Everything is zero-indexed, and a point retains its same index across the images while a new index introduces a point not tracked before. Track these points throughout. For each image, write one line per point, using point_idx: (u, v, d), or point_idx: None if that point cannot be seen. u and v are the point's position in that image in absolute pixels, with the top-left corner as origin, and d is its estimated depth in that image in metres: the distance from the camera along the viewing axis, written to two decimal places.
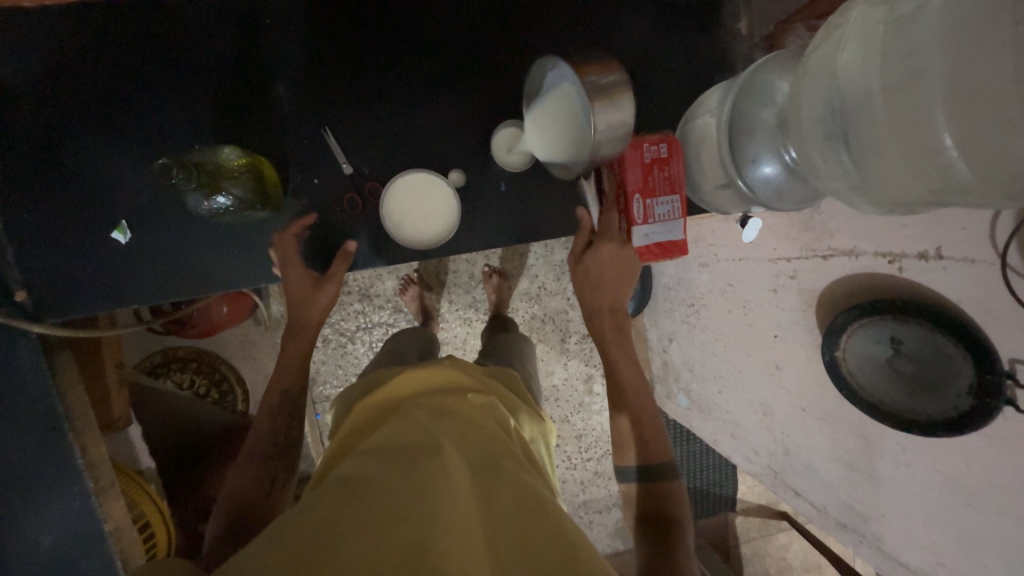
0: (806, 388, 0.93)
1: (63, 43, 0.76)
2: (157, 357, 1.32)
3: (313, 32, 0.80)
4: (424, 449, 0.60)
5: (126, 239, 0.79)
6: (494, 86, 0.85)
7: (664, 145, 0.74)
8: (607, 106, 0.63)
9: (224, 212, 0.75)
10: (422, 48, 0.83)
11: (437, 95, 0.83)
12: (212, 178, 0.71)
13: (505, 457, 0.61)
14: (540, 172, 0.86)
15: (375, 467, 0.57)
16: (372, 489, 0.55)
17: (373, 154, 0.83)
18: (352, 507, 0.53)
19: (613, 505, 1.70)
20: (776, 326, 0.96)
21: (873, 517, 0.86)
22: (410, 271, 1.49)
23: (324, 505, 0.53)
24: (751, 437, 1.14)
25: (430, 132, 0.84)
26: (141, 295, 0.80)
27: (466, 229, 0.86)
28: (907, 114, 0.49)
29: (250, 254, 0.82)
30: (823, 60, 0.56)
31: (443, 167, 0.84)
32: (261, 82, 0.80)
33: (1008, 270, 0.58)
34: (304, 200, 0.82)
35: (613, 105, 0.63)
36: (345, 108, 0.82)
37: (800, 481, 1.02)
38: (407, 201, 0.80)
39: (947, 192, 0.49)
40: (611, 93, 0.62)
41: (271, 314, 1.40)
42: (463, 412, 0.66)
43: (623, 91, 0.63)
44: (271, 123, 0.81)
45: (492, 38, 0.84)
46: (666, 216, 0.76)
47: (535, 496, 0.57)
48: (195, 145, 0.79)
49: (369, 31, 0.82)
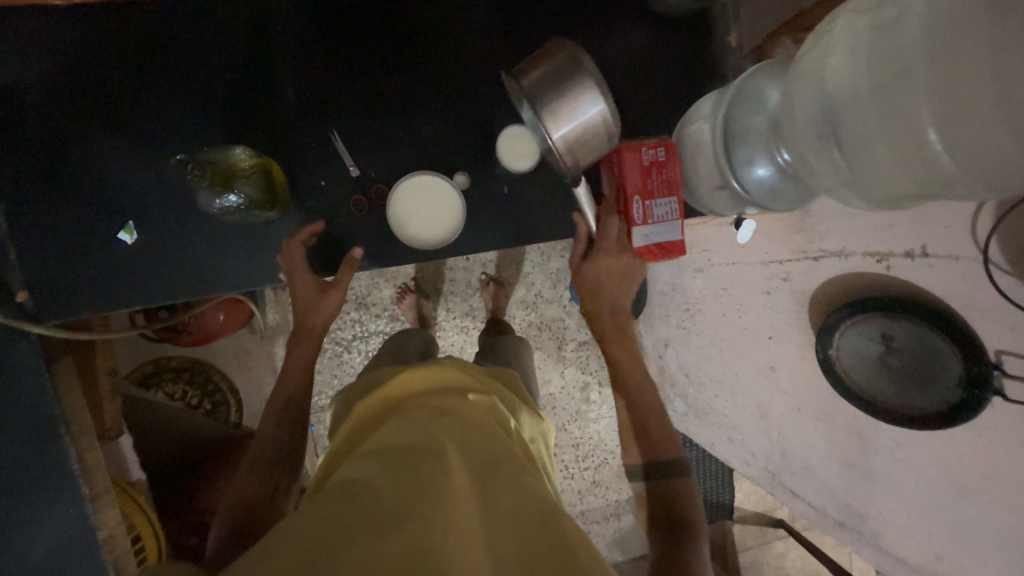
0: (800, 388, 0.94)
1: (74, 46, 0.77)
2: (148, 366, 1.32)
3: (321, 40, 0.83)
4: (424, 450, 0.60)
5: (132, 239, 0.79)
6: (498, 91, 0.87)
7: (660, 150, 0.77)
8: (573, 121, 0.70)
9: (234, 211, 0.75)
10: (428, 58, 0.85)
11: (440, 103, 0.86)
12: (225, 177, 0.72)
13: (505, 457, 0.61)
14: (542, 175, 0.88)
15: (374, 467, 0.57)
16: (371, 491, 0.54)
17: (378, 158, 0.84)
18: (351, 508, 0.52)
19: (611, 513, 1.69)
20: (770, 328, 0.99)
21: (869, 514, 0.87)
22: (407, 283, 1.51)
23: (324, 508, 0.53)
24: (748, 440, 1.15)
25: (434, 137, 0.86)
26: (144, 296, 0.80)
27: (469, 231, 0.87)
28: (894, 114, 0.52)
29: (255, 254, 0.82)
30: (813, 65, 0.59)
31: (446, 171, 0.86)
32: (269, 85, 0.82)
33: (991, 266, 0.62)
34: (309, 202, 0.83)
35: (572, 118, 0.69)
36: (352, 113, 0.84)
37: (797, 482, 1.02)
38: (411, 203, 0.82)
39: (933, 184, 0.52)
40: (570, 108, 0.69)
41: (266, 323, 1.40)
42: (463, 412, 0.67)
43: (582, 101, 0.69)
44: (278, 127, 0.82)
45: (495, 48, 0.87)
46: (665, 216, 0.78)
47: (536, 492, 0.58)
48: (202, 146, 0.80)
49: (374, 39, 0.84)
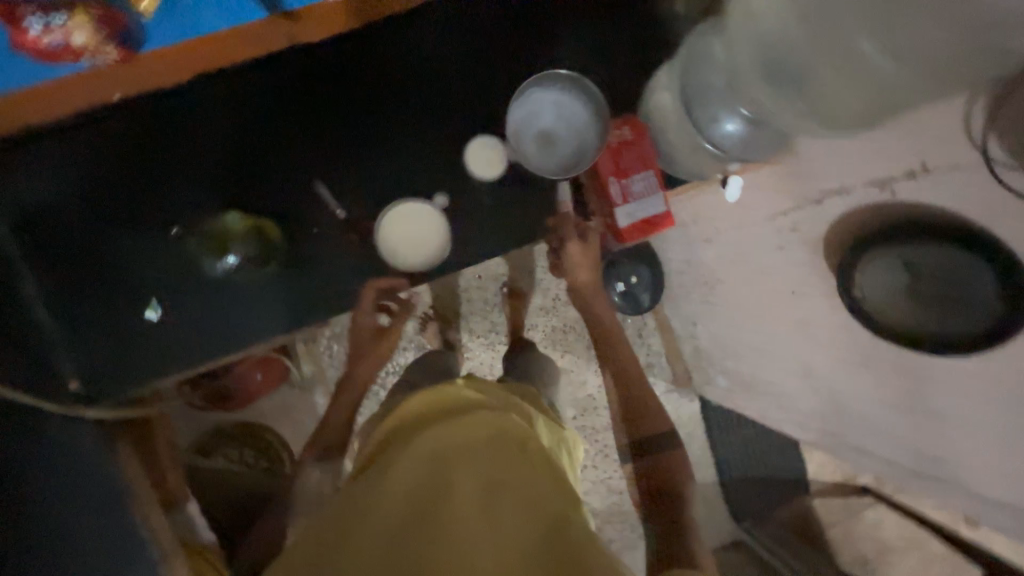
0: (840, 335, 0.92)
1: (83, 155, 0.86)
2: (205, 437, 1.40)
3: (292, 102, 0.89)
4: (437, 473, 0.61)
5: (158, 315, 0.86)
6: (463, 110, 0.90)
7: (625, 128, 0.84)
8: None
9: (235, 272, 0.86)
10: (392, 94, 0.90)
11: (413, 134, 0.89)
12: (221, 242, 0.85)
13: (518, 475, 0.61)
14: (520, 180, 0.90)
15: (389, 495, 0.59)
16: (385, 520, 0.57)
17: (364, 197, 0.89)
18: (366, 541, 0.56)
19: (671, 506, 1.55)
20: (793, 283, 0.94)
21: (948, 456, 0.83)
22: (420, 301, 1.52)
23: (338, 546, 0.57)
24: (798, 404, 0.98)
25: (412, 167, 0.89)
26: (178, 365, 0.87)
27: (461, 247, 0.90)
28: (826, 35, 0.68)
29: (267, 307, 0.88)
30: (742, 22, 0.73)
31: (428, 195, 0.89)
32: (254, 153, 0.88)
33: (987, 166, 0.78)
34: (308, 251, 0.88)
35: None
36: (332, 162, 0.89)
37: (864, 438, 0.93)
38: (399, 231, 0.86)
39: (885, 87, 0.68)
40: None
41: (303, 375, 1.45)
42: (471, 430, 0.66)
43: None
44: (269, 188, 0.88)
45: (451, 68, 0.90)
46: (644, 191, 0.85)
47: (544, 510, 0.58)
48: (205, 219, 0.87)
49: (339, 88, 0.89)
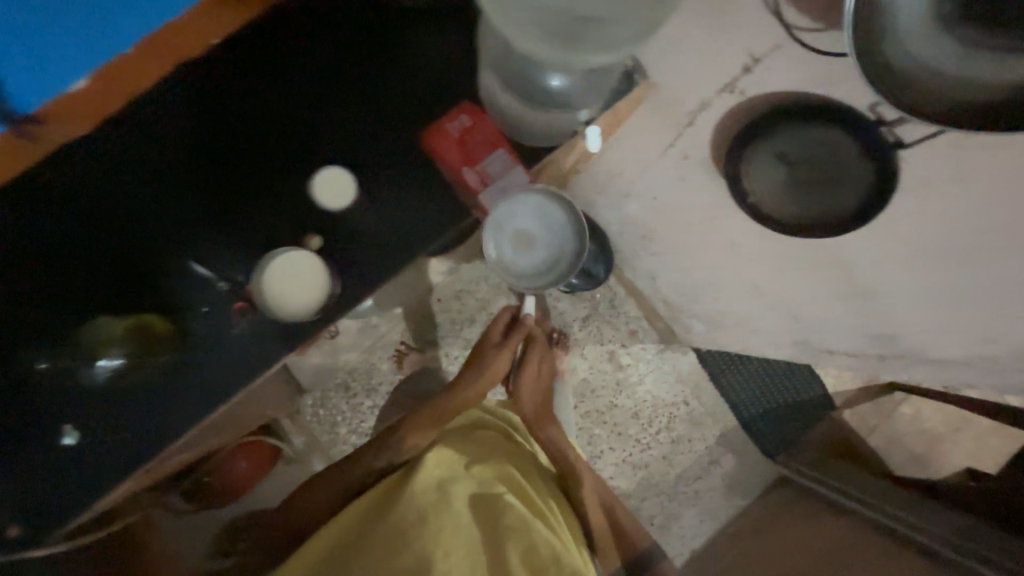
0: (767, 245, 0.91)
1: None
2: (219, 538, 1.34)
3: (62, 160, 0.68)
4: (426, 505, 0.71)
5: (75, 438, 0.72)
6: (270, 108, 0.71)
7: (464, 114, 0.71)
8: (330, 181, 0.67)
9: (123, 375, 0.72)
10: (182, 116, 0.69)
11: (220, 159, 0.71)
12: (92, 347, 0.70)
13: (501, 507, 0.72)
14: (372, 173, 0.72)
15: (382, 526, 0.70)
16: (373, 546, 0.68)
17: (199, 255, 0.71)
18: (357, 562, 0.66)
19: (731, 490, 1.16)
20: (711, 206, 0.91)
21: (897, 330, 0.94)
22: (335, 334, 1.38)
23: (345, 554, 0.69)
24: (762, 326, 1.03)
25: (235, 201, 0.71)
26: (80, 504, 0.72)
27: (340, 274, 0.74)
28: None
29: (149, 416, 0.73)
30: None
31: (266, 227, 0.72)
32: (51, 242, 0.69)
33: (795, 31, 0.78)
34: (195, 337, 0.72)
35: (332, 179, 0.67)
36: (151, 226, 0.71)
37: (827, 338, 0.95)
38: (276, 274, 0.70)
39: None
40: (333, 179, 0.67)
41: (296, 449, 1.41)
42: (466, 453, 0.80)
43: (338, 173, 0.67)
44: (92, 279, 0.71)
45: (235, 61, 0.70)
46: (502, 172, 0.72)
47: (541, 545, 0.68)
48: (40, 340, 0.70)
49: (107, 124, 0.68)
